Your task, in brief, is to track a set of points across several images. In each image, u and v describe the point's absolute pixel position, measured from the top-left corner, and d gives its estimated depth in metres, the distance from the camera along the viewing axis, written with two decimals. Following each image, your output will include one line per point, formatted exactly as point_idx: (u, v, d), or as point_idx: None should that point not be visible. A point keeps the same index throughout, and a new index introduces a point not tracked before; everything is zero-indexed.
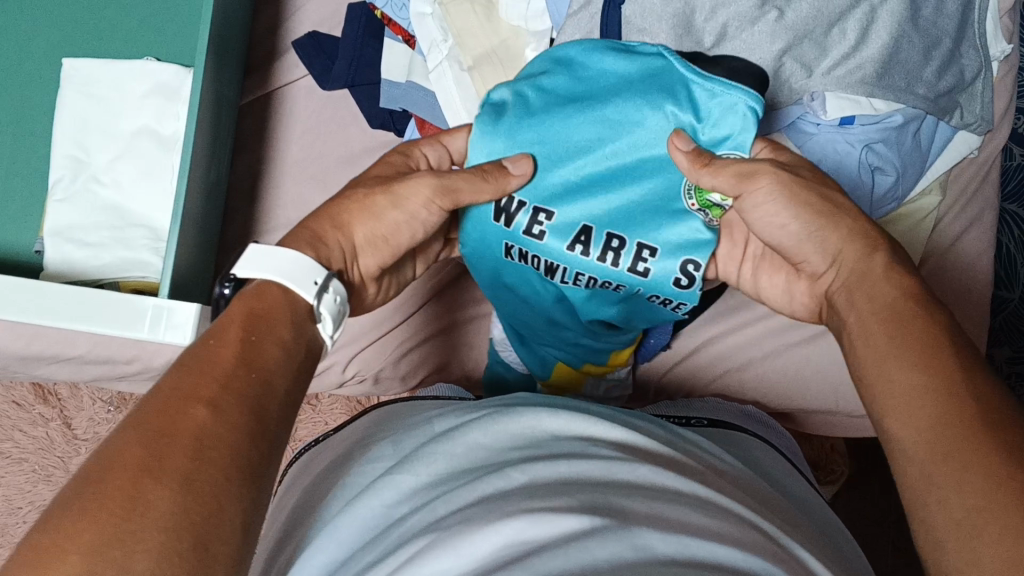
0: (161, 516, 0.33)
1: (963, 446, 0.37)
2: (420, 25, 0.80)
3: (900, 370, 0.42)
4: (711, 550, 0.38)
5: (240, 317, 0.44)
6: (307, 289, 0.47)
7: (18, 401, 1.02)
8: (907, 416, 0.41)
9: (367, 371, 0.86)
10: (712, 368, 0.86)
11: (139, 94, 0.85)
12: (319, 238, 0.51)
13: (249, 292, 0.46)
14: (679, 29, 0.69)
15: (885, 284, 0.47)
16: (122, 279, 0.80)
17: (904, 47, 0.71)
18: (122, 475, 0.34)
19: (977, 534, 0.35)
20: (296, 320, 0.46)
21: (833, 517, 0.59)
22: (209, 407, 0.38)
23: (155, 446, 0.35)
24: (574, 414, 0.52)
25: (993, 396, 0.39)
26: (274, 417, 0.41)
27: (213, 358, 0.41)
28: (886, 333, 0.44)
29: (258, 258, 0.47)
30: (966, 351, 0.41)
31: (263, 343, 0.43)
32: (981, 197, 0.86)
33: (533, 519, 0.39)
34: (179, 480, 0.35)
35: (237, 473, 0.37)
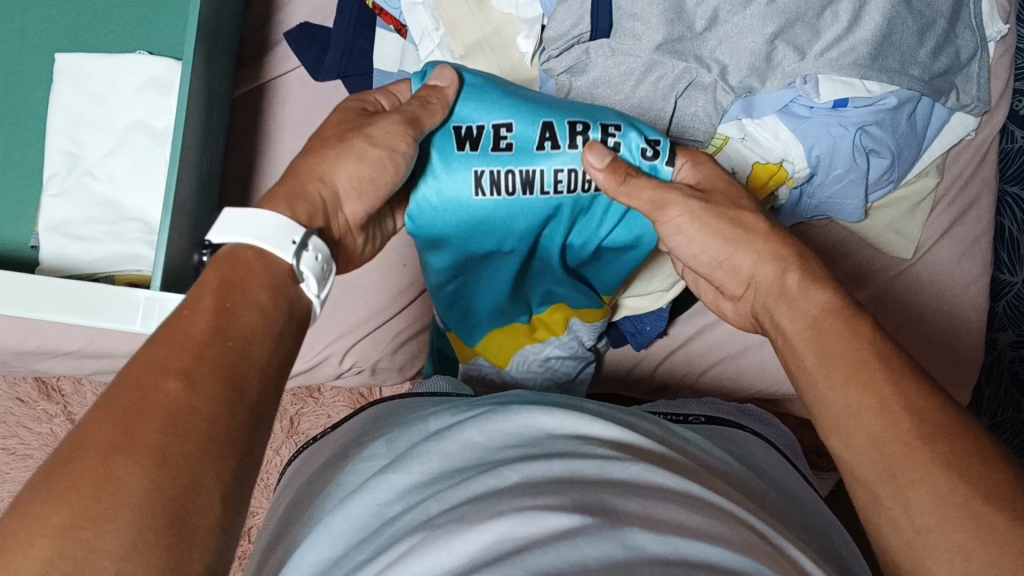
0: (130, 494, 0.32)
1: (904, 461, 0.39)
2: (412, 14, 0.80)
3: (835, 391, 0.43)
4: (701, 550, 0.38)
5: (216, 286, 0.42)
6: (285, 250, 0.46)
7: (23, 398, 1.02)
8: (850, 435, 0.42)
9: (365, 362, 0.86)
10: (710, 354, 0.85)
11: (131, 88, 0.85)
12: (296, 194, 0.49)
13: (226, 258, 0.44)
14: (670, 14, 0.69)
15: (810, 297, 0.49)
16: (117, 272, 0.80)
17: (898, 29, 0.71)
18: (96, 452, 0.33)
19: (930, 553, 0.37)
20: (276, 283, 0.45)
21: (830, 515, 0.58)
22: (184, 379, 0.37)
23: (126, 423, 0.34)
24: (566, 412, 0.52)
25: (925, 403, 0.41)
26: (257, 392, 0.39)
27: (188, 328, 0.39)
28: (814, 350, 0.46)
29: (231, 221, 0.46)
30: (894, 360, 0.43)
31: (244, 309, 0.42)
32: (979, 178, 0.86)
33: (518, 519, 0.38)
34: (152, 456, 0.33)
35: (212, 445, 0.36)
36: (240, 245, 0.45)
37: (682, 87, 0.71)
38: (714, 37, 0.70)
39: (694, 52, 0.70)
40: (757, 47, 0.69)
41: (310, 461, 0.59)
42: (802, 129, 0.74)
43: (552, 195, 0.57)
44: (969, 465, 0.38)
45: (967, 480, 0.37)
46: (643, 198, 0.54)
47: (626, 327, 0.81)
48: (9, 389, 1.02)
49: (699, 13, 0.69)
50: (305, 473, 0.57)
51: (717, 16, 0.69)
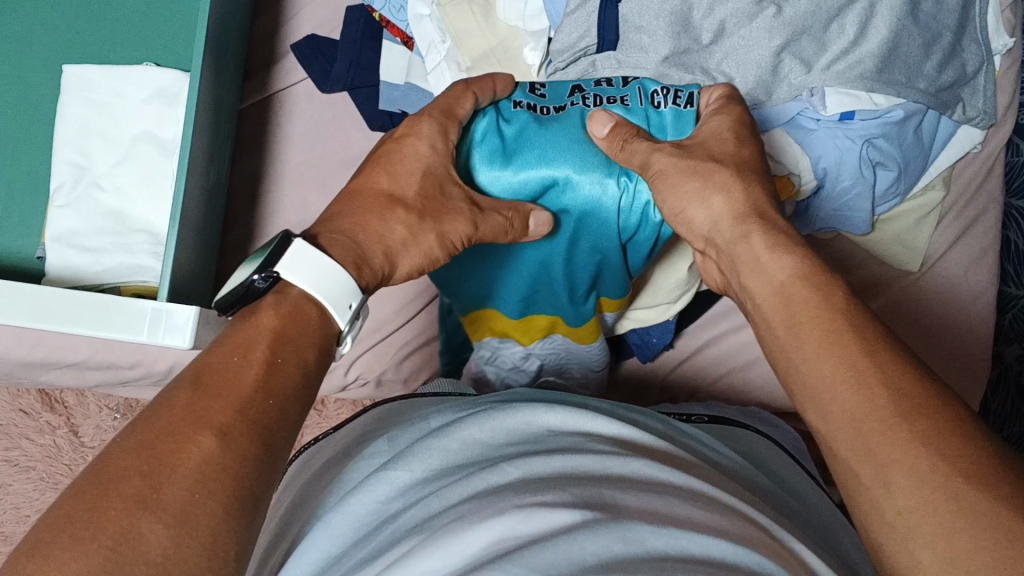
0: (149, 550, 0.33)
1: (882, 439, 0.39)
2: (418, 26, 0.80)
3: (809, 361, 0.44)
4: (701, 544, 0.37)
5: (271, 335, 0.43)
6: (342, 315, 0.46)
7: (25, 410, 1.02)
8: (824, 407, 0.42)
9: (370, 374, 0.86)
10: (716, 368, 0.85)
11: (139, 99, 0.85)
12: (364, 257, 0.50)
13: (288, 309, 0.44)
14: (677, 26, 0.69)
15: (779, 262, 0.49)
16: (123, 283, 0.79)
17: (904, 42, 0.71)
18: (119, 505, 0.34)
19: (913, 534, 0.36)
20: (326, 345, 0.45)
21: (837, 514, 0.57)
22: (217, 434, 0.38)
23: (155, 474, 0.35)
24: (568, 410, 0.52)
25: (902, 375, 0.40)
26: (279, 444, 0.40)
27: (233, 377, 0.40)
28: (790, 321, 0.46)
29: (302, 264, 0.45)
30: (870, 334, 0.43)
31: (288, 367, 0.42)
32: (985, 192, 0.86)
33: (524, 515, 0.38)
34: (174, 513, 0.34)
35: (234, 504, 0.36)
36: (301, 291, 0.45)
37: None
38: (721, 49, 0.70)
39: (699, 65, 0.70)
40: (764, 60, 0.69)
41: (314, 460, 0.59)
42: (809, 142, 0.73)
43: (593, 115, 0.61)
44: (945, 441, 0.37)
45: (948, 458, 0.37)
46: (636, 160, 0.56)
47: (633, 340, 0.81)
48: (11, 401, 1.01)
49: (706, 26, 0.69)
50: (309, 471, 0.57)
51: (723, 29, 0.69)
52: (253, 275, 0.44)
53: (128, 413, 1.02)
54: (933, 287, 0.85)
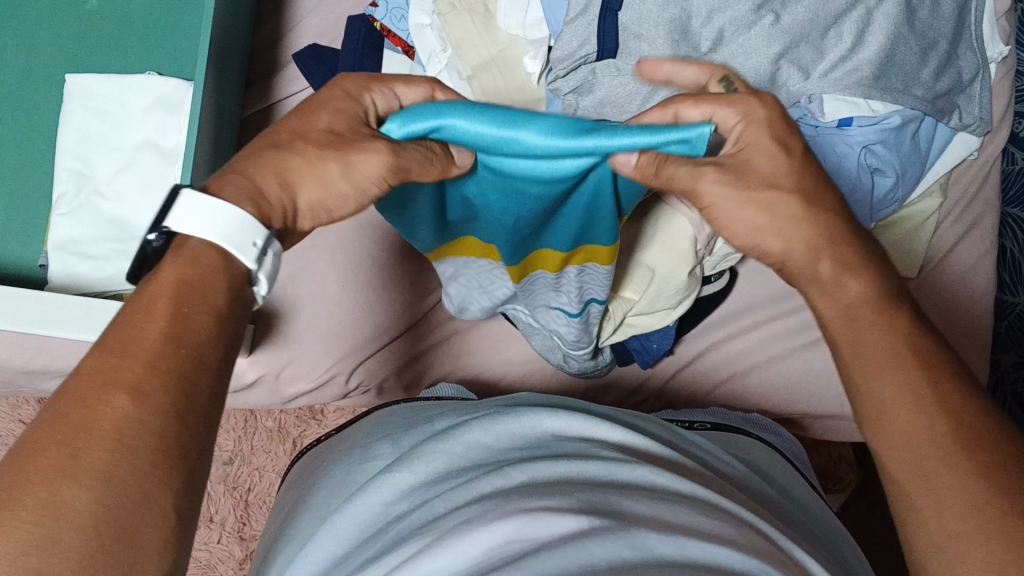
0: (76, 518, 0.32)
1: (939, 466, 0.40)
2: (419, 36, 0.82)
3: (881, 381, 0.43)
4: (705, 550, 0.37)
5: (172, 287, 0.40)
6: (247, 254, 0.42)
7: (25, 420, 1.02)
8: (902, 426, 0.42)
9: (371, 381, 0.86)
10: (715, 374, 0.86)
11: (142, 108, 0.85)
12: (262, 193, 0.44)
13: (184, 255, 0.41)
14: (676, 34, 0.68)
15: (843, 285, 0.48)
16: (125, 291, 0.80)
17: (901, 49, 0.72)
18: (36, 477, 0.33)
19: (961, 559, 0.37)
20: (234, 289, 0.42)
21: (836, 520, 0.58)
22: (130, 394, 0.35)
23: (70, 444, 0.34)
24: (575, 417, 0.52)
25: (959, 406, 0.41)
26: (205, 389, 0.38)
27: (139, 334, 0.37)
28: (856, 332, 0.46)
29: (198, 210, 0.42)
30: (931, 357, 0.43)
31: (199, 314, 0.39)
32: (982, 198, 0.87)
33: (529, 518, 0.38)
34: (98, 478, 0.33)
35: (163, 457, 0.35)
36: (202, 239, 0.42)
37: None
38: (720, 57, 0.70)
39: None
40: (761, 67, 0.69)
41: (313, 466, 0.59)
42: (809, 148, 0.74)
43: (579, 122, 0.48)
44: (1002, 479, 0.38)
45: (1000, 492, 0.38)
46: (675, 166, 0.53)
47: (632, 345, 0.81)
48: (11, 411, 1.01)
49: (705, 34, 0.69)
50: (311, 473, 0.57)
51: (722, 37, 0.69)
52: (146, 234, 0.41)
53: None
54: (931, 293, 0.85)
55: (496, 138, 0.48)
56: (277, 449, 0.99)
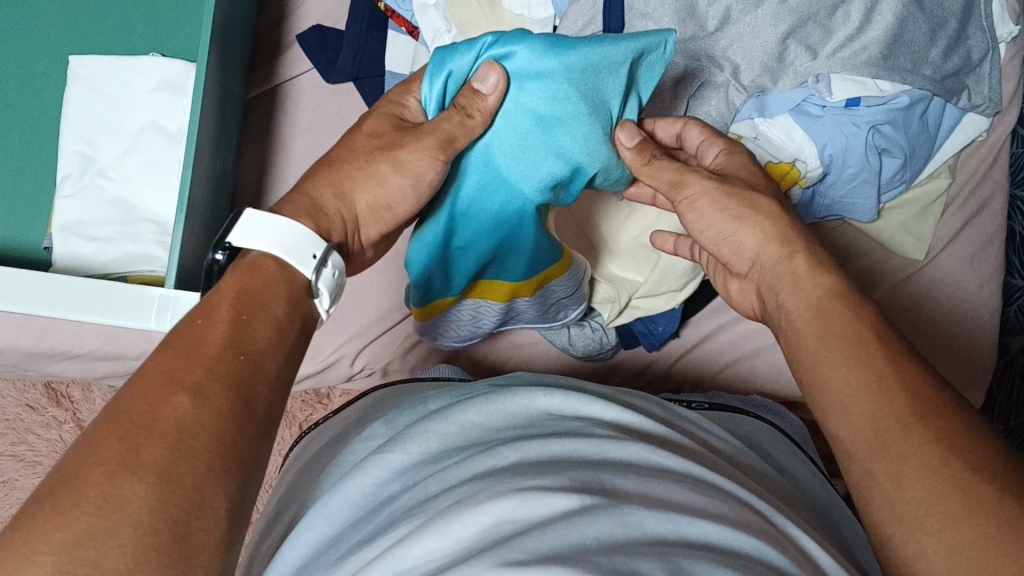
0: (137, 510, 0.33)
1: (898, 439, 0.40)
2: (423, 15, 0.81)
3: (834, 369, 0.44)
4: (701, 528, 0.37)
5: (232, 293, 0.44)
6: (307, 264, 0.47)
7: (32, 404, 1.02)
8: (859, 410, 0.42)
9: (376, 364, 0.86)
10: (721, 357, 0.85)
11: (146, 90, 0.85)
12: (318, 208, 0.51)
13: (244, 266, 0.45)
14: (682, 13, 0.68)
15: (814, 281, 0.49)
16: (130, 272, 0.80)
17: (909, 29, 0.70)
18: (97, 472, 0.34)
19: (922, 525, 0.37)
20: (292, 297, 0.46)
21: (836, 497, 0.58)
22: (191, 394, 0.38)
23: (131, 437, 0.35)
24: (569, 394, 0.52)
25: (920, 385, 0.41)
26: (261, 400, 0.41)
27: (201, 341, 0.40)
28: (817, 330, 0.47)
29: (260, 231, 0.46)
30: (892, 344, 0.44)
31: (256, 324, 0.43)
32: (991, 180, 0.86)
33: (522, 498, 0.37)
34: (156, 474, 0.34)
35: (219, 461, 0.37)
36: (262, 253, 0.46)
37: (694, 86, 0.71)
38: (725, 38, 0.69)
39: (706, 51, 0.70)
40: (769, 47, 0.69)
41: (312, 445, 0.59)
42: (815, 129, 0.74)
43: (594, 70, 0.54)
44: (960, 443, 0.38)
45: (958, 455, 0.38)
46: (664, 178, 0.57)
47: (637, 328, 0.81)
48: (18, 395, 1.01)
49: (712, 13, 0.68)
50: (308, 455, 0.57)
51: (728, 17, 0.68)
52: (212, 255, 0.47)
53: None
54: (939, 275, 0.85)
55: (530, 78, 0.54)
56: (283, 433, 0.99)
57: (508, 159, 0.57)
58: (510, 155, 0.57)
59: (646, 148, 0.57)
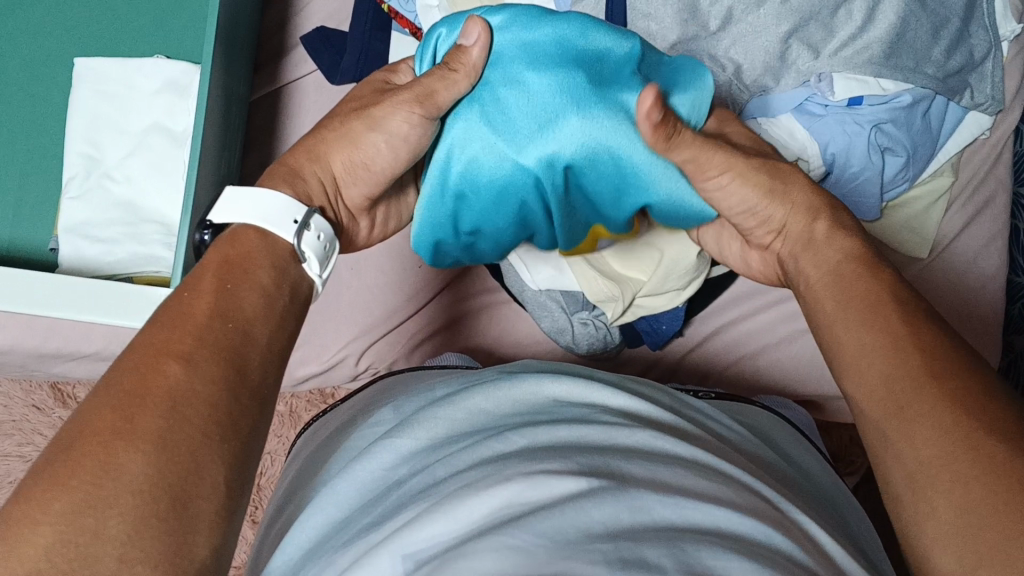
0: (133, 479, 0.34)
1: (912, 397, 0.40)
2: (427, 16, 0.81)
3: (850, 333, 0.45)
4: (709, 513, 0.38)
5: (217, 263, 0.45)
6: (286, 230, 0.48)
7: (38, 405, 1.02)
8: (869, 372, 0.43)
9: (381, 363, 0.86)
10: (726, 355, 0.86)
11: (151, 91, 0.86)
12: (295, 174, 0.52)
13: (226, 237, 0.46)
14: (685, 14, 0.69)
15: (832, 247, 0.50)
16: (136, 274, 0.81)
17: (912, 27, 0.70)
18: (92, 442, 0.35)
19: (932, 483, 0.37)
20: (277, 264, 0.47)
21: (842, 487, 0.58)
22: (182, 362, 0.38)
23: (126, 408, 0.36)
24: (579, 381, 0.52)
25: (935, 347, 0.41)
26: (254, 373, 0.41)
27: (188, 312, 0.41)
28: (835, 297, 0.47)
29: (241, 201, 0.48)
30: (909, 306, 0.44)
31: (242, 291, 0.44)
32: (994, 178, 0.86)
33: (530, 482, 0.38)
34: (152, 441, 0.35)
35: (215, 428, 0.37)
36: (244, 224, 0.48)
37: None
38: (728, 37, 0.70)
39: (707, 51, 0.70)
40: (771, 46, 0.69)
41: (318, 434, 0.59)
42: (817, 127, 0.74)
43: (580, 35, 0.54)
44: (974, 404, 0.38)
45: (968, 412, 0.38)
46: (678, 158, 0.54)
47: (642, 326, 0.81)
48: (25, 396, 1.02)
49: (714, 13, 0.69)
50: (315, 443, 0.58)
51: (731, 16, 0.69)
52: (200, 235, 0.49)
53: None
54: (943, 273, 0.85)
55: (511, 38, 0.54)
56: (289, 433, 0.99)
57: (495, 118, 0.54)
58: (496, 115, 0.54)
59: (666, 123, 0.49)
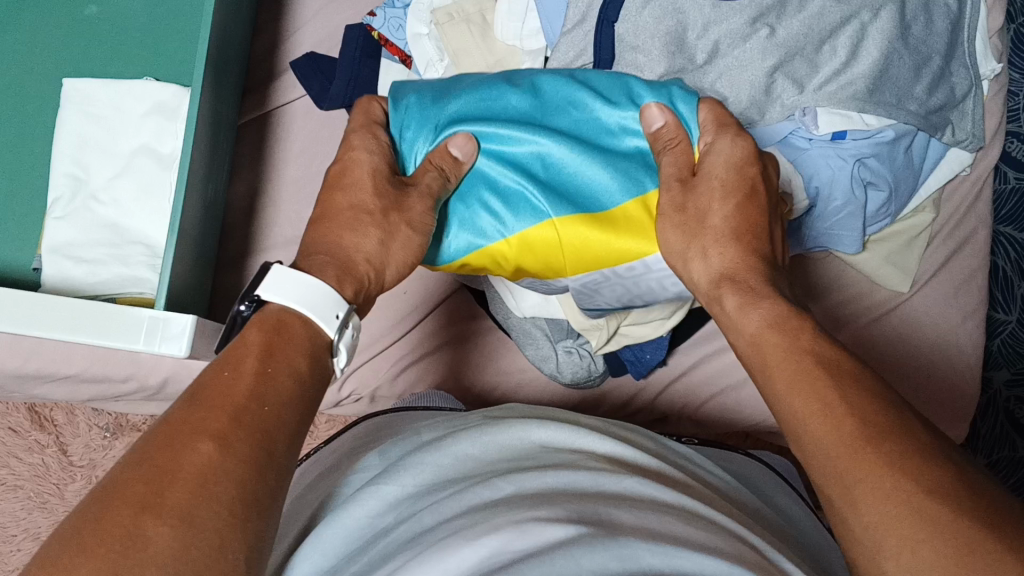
0: (158, 551, 0.34)
1: (850, 460, 0.40)
2: (416, 45, 0.82)
3: (786, 396, 0.45)
4: (694, 562, 0.36)
5: (258, 349, 0.45)
6: (329, 324, 0.48)
7: (15, 427, 1.00)
8: (806, 436, 0.43)
9: (364, 390, 0.86)
10: (707, 387, 0.86)
11: (139, 113, 0.86)
12: (332, 267, 0.52)
13: (271, 323, 0.47)
14: (672, 46, 0.70)
15: (747, 314, 0.51)
16: (120, 295, 0.80)
17: (895, 64, 0.72)
18: (125, 510, 0.35)
19: (887, 553, 0.38)
20: (315, 354, 0.47)
21: (826, 533, 0.59)
22: (216, 442, 0.39)
23: (157, 481, 0.36)
24: (564, 428, 0.52)
25: (867, 406, 0.42)
26: (280, 452, 0.41)
27: (225, 393, 0.42)
28: (770, 360, 0.48)
29: (288, 287, 0.48)
30: (839, 368, 0.45)
31: (280, 377, 0.44)
32: (974, 215, 0.87)
33: (518, 531, 0.37)
34: (179, 515, 0.35)
35: (241, 506, 0.37)
36: (287, 308, 0.48)
37: None
38: (715, 70, 0.71)
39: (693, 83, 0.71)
40: (757, 79, 0.69)
41: (304, 476, 0.59)
42: (802, 159, 0.73)
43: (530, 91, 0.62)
44: (916, 466, 0.39)
45: (922, 477, 0.38)
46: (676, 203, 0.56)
47: (625, 356, 0.81)
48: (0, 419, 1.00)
49: (700, 46, 0.71)
50: (299, 488, 0.58)
51: (718, 50, 0.70)
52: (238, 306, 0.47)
53: (118, 432, 1.01)
54: (926, 309, 0.86)
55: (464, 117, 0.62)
56: None
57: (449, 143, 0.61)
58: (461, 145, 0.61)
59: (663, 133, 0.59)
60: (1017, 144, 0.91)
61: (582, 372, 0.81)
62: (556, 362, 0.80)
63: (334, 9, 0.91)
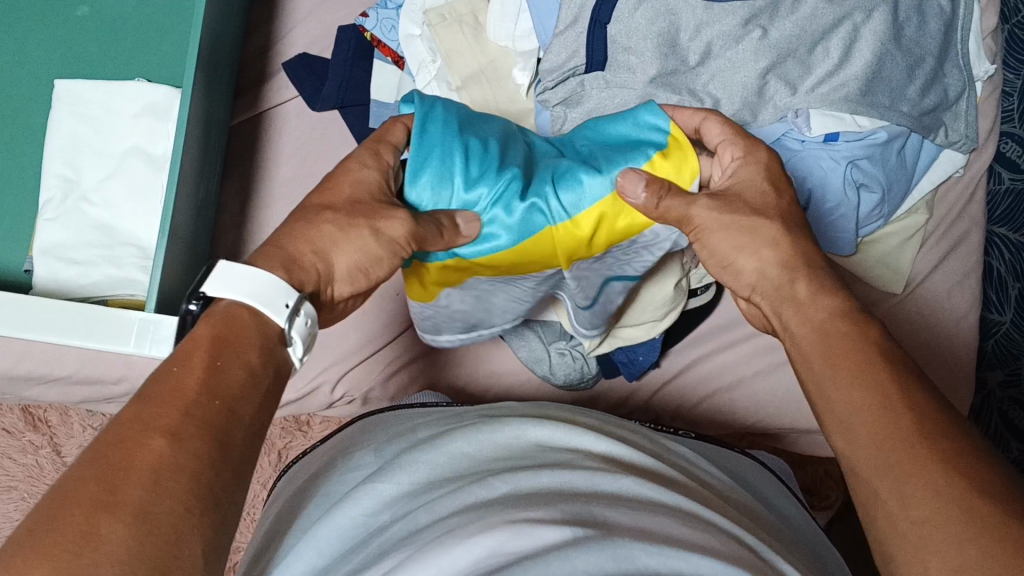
0: (112, 553, 0.33)
1: (900, 454, 0.40)
2: (409, 45, 0.82)
3: (836, 389, 0.45)
4: (692, 564, 0.36)
5: (206, 341, 0.43)
6: (278, 313, 0.46)
7: (8, 428, 1.00)
8: (856, 429, 0.43)
9: (356, 392, 0.86)
10: (701, 388, 0.86)
11: (131, 114, 0.86)
12: (294, 261, 0.50)
13: (218, 317, 0.45)
14: (664, 46, 0.69)
15: (817, 303, 0.50)
16: (111, 296, 0.79)
17: (887, 65, 0.71)
18: (77, 511, 0.34)
19: (924, 547, 0.37)
20: (266, 345, 0.46)
21: (820, 532, 0.59)
22: (169, 437, 0.38)
23: (110, 479, 0.35)
24: (558, 426, 0.52)
25: (921, 403, 0.42)
26: (239, 445, 0.41)
27: (178, 386, 0.40)
28: (821, 351, 0.47)
29: (232, 278, 0.46)
30: (894, 363, 0.44)
31: (231, 369, 0.43)
32: (968, 215, 0.87)
33: (511, 531, 0.37)
34: (133, 513, 0.34)
35: (197, 502, 0.37)
36: (235, 302, 0.46)
37: None
38: (708, 71, 0.71)
39: (687, 85, 0.71)
40: (749, 81, 0.70)
41: (298, 475, 0.59)
42: (794, 161, 0.74)
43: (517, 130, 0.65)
44: (962, 465, 0.38)
45: (964, 476, 0.38)
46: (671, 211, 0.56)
47: (618, 359, 0.81)
48: None
49: (693, 47, 0.70)
50: (293, 485, 0.57)
51: (711, 51, 0.70)
52: (188, 304, 0.46)
53: None
54: (921, 309, 0.86)
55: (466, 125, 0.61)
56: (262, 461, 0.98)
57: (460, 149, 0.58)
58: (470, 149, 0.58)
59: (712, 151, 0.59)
60: (1010, 145, 0.89)
61: (572, 372, 0.80)
62: (547, 363, 0.80)
63: (327, 10, 0.91)
